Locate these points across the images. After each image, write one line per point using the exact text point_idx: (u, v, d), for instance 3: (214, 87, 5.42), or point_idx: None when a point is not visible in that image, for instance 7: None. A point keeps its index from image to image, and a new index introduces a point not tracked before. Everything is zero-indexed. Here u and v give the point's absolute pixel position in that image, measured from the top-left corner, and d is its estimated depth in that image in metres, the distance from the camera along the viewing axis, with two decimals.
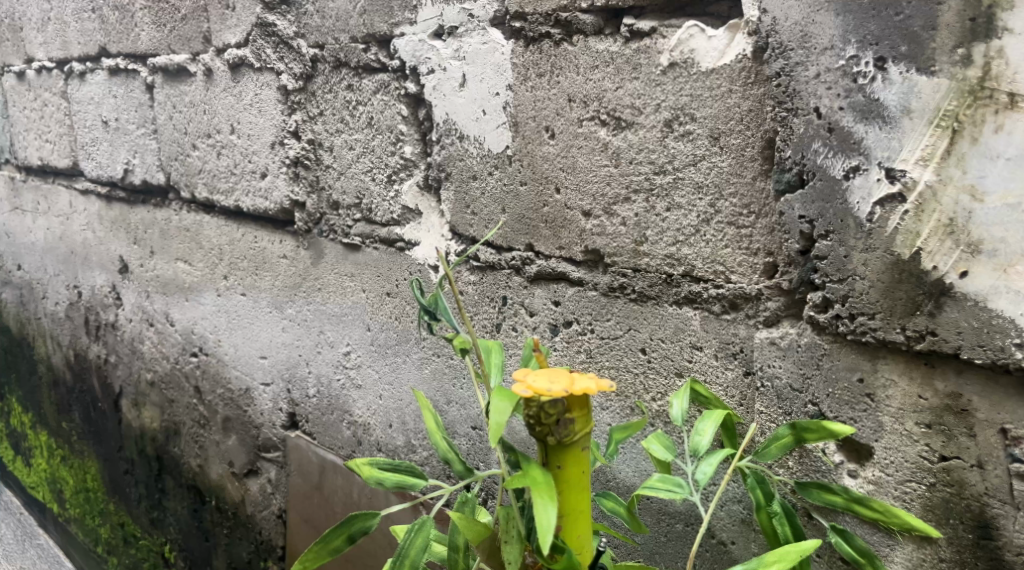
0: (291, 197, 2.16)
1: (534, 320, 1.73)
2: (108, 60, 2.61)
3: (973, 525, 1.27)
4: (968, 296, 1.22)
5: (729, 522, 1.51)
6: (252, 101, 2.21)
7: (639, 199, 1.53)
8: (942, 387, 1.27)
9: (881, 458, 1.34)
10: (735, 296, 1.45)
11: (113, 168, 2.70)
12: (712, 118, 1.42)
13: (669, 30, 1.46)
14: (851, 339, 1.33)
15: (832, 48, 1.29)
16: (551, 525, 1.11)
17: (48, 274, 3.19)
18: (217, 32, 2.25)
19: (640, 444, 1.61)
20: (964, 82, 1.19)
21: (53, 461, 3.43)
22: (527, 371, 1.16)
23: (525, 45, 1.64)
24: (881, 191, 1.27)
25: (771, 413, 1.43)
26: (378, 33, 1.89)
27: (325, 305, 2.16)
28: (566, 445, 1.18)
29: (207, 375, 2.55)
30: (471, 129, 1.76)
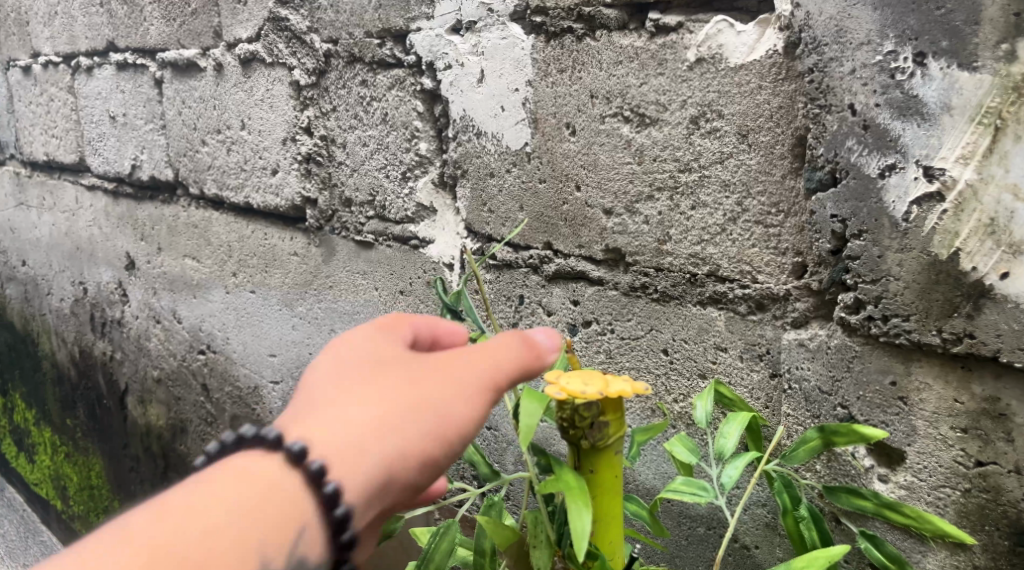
0: (303, 194, 2.13)
1: (552, 320, 1.71)
2: (116, 55, 2.57)
3: (1010, 532, 1.25)
4: (1009, 298, 1.20)
5: (753, 526, 1.49)
6: (263, 97, 2.16)
7: (663, 197, 1.51)
8: (979, 391, 1.25)
9: (914, 463, 1.32)
10: (762, 296, 1.43)
11: (121, 164, 2.67)
12: (740, 115, 1.40)
13: (696, 25, 1.42)
14: (883, 341, 1.31)
15: (869, 43, 1.26)
16: (586, 532, 1.11)
17: (53, 270, 3.16)
18: (228, 27, 2.20)
19: (662, 446, 1.59)
20: (1009, 78, 1.17)
21: (58, 458, 3.39)
22: (559, 372, 1.14)
23: (546, 40, 1.61)
24: (918, 190, 1.24)
25: (799, 415, 1.41)
26: (394, 28, 1.85)
27: (337, 303, 2.13)
28: (599, 449, 1.16)
29: (215, 372, 2.52)
30: (489, 126, 1.72)
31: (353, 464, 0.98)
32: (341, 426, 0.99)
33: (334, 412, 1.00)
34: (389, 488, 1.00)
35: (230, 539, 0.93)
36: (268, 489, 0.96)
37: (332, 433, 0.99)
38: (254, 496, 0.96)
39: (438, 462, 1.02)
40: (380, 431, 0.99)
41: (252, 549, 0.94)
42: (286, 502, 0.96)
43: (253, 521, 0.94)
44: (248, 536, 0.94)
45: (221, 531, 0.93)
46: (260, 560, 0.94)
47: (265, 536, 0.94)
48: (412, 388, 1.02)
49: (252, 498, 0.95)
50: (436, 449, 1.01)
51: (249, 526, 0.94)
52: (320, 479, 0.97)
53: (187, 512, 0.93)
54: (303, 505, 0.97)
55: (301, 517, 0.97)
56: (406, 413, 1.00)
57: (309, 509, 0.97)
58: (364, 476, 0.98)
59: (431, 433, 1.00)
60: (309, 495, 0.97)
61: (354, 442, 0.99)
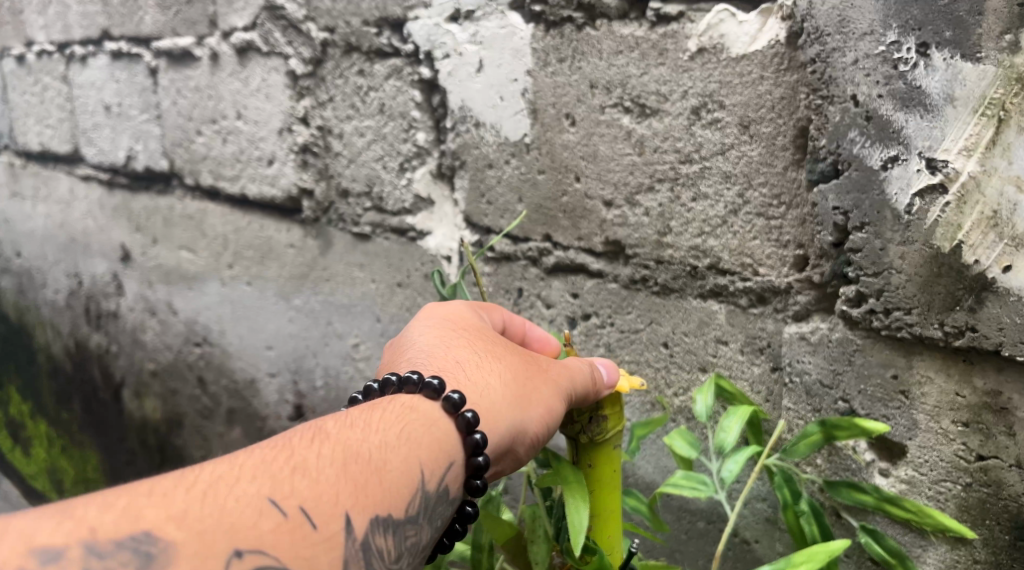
0: (299, 185, 2.11)
1: (551, 313, 1.70)
2: (111, 44, 2.54)
3: (1011, 526, 1.24)
4: (1011, 291, 1.19)
5: (753, 520, 1.48)
6: (259, 87, 2.14)
7: (663, 188, 1.49)
8: (981, 385, 1.24)
9: (915, 457, 1.31)
10: (763, 289, 1.42)
11: (116, 154, 2.64)
12: (741, 106, 1.38)
13: (698, 14, 1.41)
14: (885, 334, 1.30)
15: (872, 34, 1.25)
16: (584, 526, 1.16)
17: (48, 261, 3.14)
18: (223, 15, 2.16)
19: (661, 441, 1.58)
20: (1012, 69, 1.16)
21: (51, 452, 3.38)
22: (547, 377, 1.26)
23: (545, 30, 1.59)
24: (921, 182, 1.23)
25: (800, 409, 1.40)
26: (391, 17, 1.83)
27: (333, 296, 2.12)
28: (598, 443, 1.22)
29: (211, 365, 2.51)
30: (487, 116, 1.71)
31: (491, 427, 1.15)
32: (484, 394, 1.16)
33: (479, 381, 1.17)
34: (507, 452, 1.17)
35: (377, 469, 1.06)
36: (410, 429, 1.10)
37: (475, 395, 1.16)
38: (405, 431, 1.10)
39: (543, 438, 1.19)
40: (513, 408, 1.17)
41: (399, 476, 1.07)
42: (430, 441, 1.11)
43: (396, 454, 1.08)
44: (391, 467, 1.07)
45: (370, 461, 1.06)
46: (404, 486, 1.07)
47: (407, 468, 1.08)
48: (535, 377, 1.20)
49: (396, 435, 1.09)
50: (545, 434, 1.19)
51: (390, 459, 1.07)
52: (470, 426, 1.12)
53: (341, 443, 1.06)
54: (447, 448, 1.12)
55: (442, 457, 1.11)
56: (533, 394, 1.18)
57: (451, 453, 1.12)
58: (497, 436, 1.15)
59: (550, 413, 1.18)
60: (456, 440, 1.12)
61: (493, 408, 1.16)
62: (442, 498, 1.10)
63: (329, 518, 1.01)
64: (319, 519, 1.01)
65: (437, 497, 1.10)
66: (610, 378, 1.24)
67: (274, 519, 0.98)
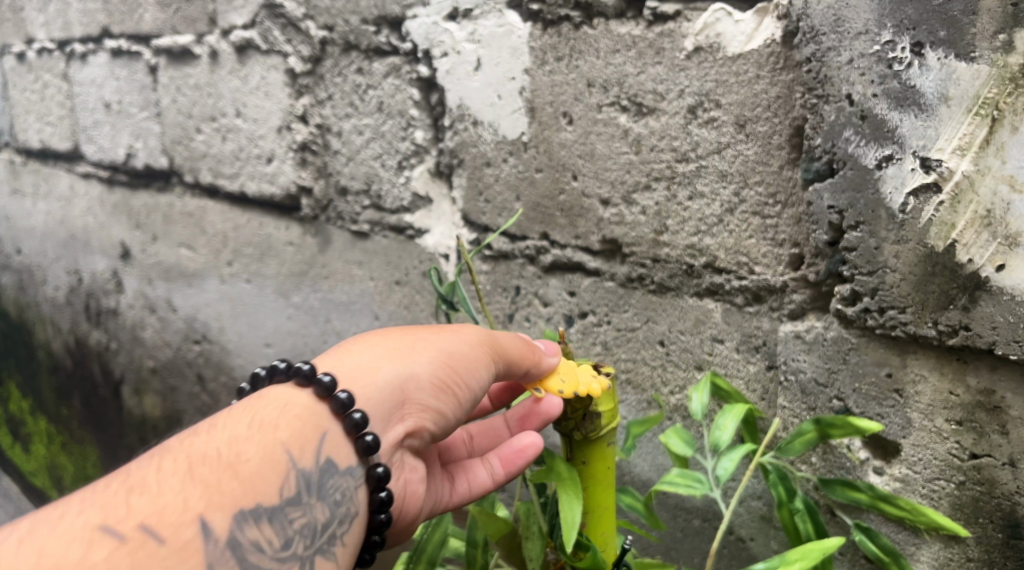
0: (298, 182, 2.11)
1: (548, 311, 1.70)
2: (111, 42, 2.54)
3: (1004, 524, 1.25)
4: (1005, 290, 1.19)
5: (748, 518, 1.48)
6: (259, 85, 2.14)
7: (660, 187, 1.50)
8: (975, 383, 1.24)
9: (909, 455, 1.31)
10: (759, 288, 1.42)
11: (116, 152, 2.65)
12: (738, 105, 1.38)
13: (694, 14, 1.41)
14: (879, 333, 1.30)
15: (867, 33, 1.25)
16: (576, 521, 1.17)
17: (48, 258, 3.14)
18: (223, 13, 2.17)
19: (656, 439, 1.58)
20: (1006, 69, 1.16)
21: (49, 448, 3.38)
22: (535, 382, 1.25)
23: (543, 28, 1.59)
24: (915, 181, 1.23)
25: (795, 408, 1.40)
26: (390, 15, 1.83)
27: (332, 293, 2.12)
28: (591, 441, 1.22)
29: (210, 362, 2.52)
30: (485, 115, 1.71)
31: (363, 386, 1.18)
32: (352, 360, 1.20)
33: (347, 351, 1.21)
34: (406, 410, 1.19)
35: (228, 464, 1.10)
36: (262, 416, 1.14)
37: (364, 359, 1.20)
38: (258, 421, 1.13)
39: (448, 388, 1.21)
40: (398, 361, 1.20)
41: (258, 465, 1.10)
42: (295, 419, 1.15)
43: (247, 444, 1.11)
44: (245, 458, 1.10)
45: (219, 459, 1.10)
46: (266, 474, 1.11)
47: (266, 455, 1.11)
48: (410, 335, 1.24)
49: (246, 424, 1.13)
50: (442, 379, 1.21)
51: (241, 451, 1.11)
52: (331, 390, 1.16)
53: (184, 451, 1.10)
54: (315, 422, 1.15)
55: (309, 434, 1.15)
56: (410, 349, 1.21)
57: (322, 426, 1.16)
58: (376, 394, 1.18)
59: (434, 358, 1.21)
60: (324, 412, 1.16)
61: (364, 370, 1.19)
62: (324, 473, 1.14)
63: (178, 527, 1.04)
64: (166, 532, 1.04)
65: (317, 475, 1.14)
66: (550, 351, 1.27)
67: (110, 546, 1.02)
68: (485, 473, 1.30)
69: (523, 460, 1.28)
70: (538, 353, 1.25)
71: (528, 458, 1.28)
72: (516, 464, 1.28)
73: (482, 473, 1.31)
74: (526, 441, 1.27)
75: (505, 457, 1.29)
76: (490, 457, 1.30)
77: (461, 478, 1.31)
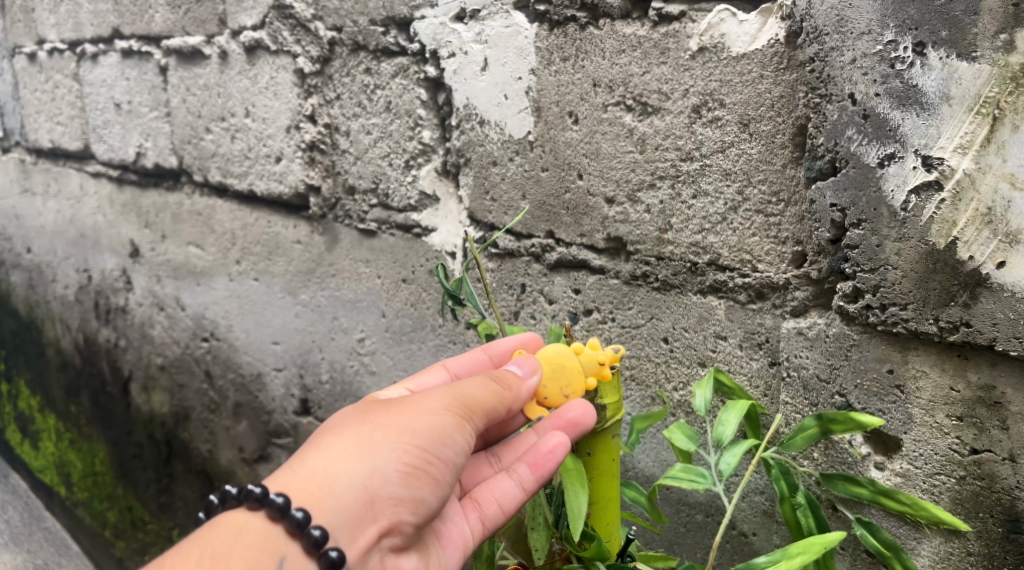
0: (306, 181, 2.13)
1: (553, 308, 1.72)
2: (122, 42, 2.57)
3: (1004, 519, 1.26)
4: (1005, 287, 1.21)
5: (751, 513, 1.50)
6: (268, 84, 2.16)
7: (664, 185, 1.51)
8: (975, 379, 1.26)
9: (910, 451, 1.33)
10: (762, 285, 1.44)
11: (126, 151, 2.68)
12: (741, 104, 1.40)
13: (699, 14, 1.43)
14: (881, 329, 1.32)
15: (870, 33, 1.27)
16: (582, 513, 1.19)
17: (58, 257, 3.17)
18: (233, 14, 2.19)
19: (660, 435, 1.60)
20: (1007, 68, 1.18)
21: (57, 445, 3.40)
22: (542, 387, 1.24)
23: (549, 29, 1.61)
24: (916, 179, 1.25)
25: (797, 404, 1.41)
26: (399, 16, 1.86)
27: (339, 291, 2.15)
28: (596, 433, 1.25)
29: (218, 359, 2.54)
30: (492, 114, 1.73)
31: (323, 495, 1.13)
32: (310, 464, 1.16)
33: (307, 454, 1.17)
34: (376, 511, 1.14)
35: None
36: (213, 548, 1.10)
37: (320, 461, 1.15)
38: (213, 548, 1.10)
39: (418, 473, 1.15)
40: (356, 457, 1.15)
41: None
42: (249, 548, 1.12)
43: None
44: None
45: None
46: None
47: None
48: (368, 423, 1.18)
49: (197, 558, 1.09)
50: (408, 468, 1.15)
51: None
52: (286, 510, 1.12)
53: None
54: (271, 546, 1.12)
55: (265, 562, 1.11)
56: (369, 440, 1.16)
57: (279, 549, 1.12)
58: (338, 500, 1.13)
59: (394, 445, 1.15)
60: (279, 532, 1.13)
61: (323, 477, 1.14)
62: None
63: None
64: None
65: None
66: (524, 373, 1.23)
67: None
68: (514, 485, 1.24)
69: (553, 462, 1.21)
70: (513, 379, 1.22)
71: (558, 458, 1.21)
72: (546, 467, 1.21)
73: (511, 485, 1.25)
74: (553, 442, 1.20)
75: (534, 463, 1.22)
76: (519, 468, 1.24)
77: (488, 500, 1.26)
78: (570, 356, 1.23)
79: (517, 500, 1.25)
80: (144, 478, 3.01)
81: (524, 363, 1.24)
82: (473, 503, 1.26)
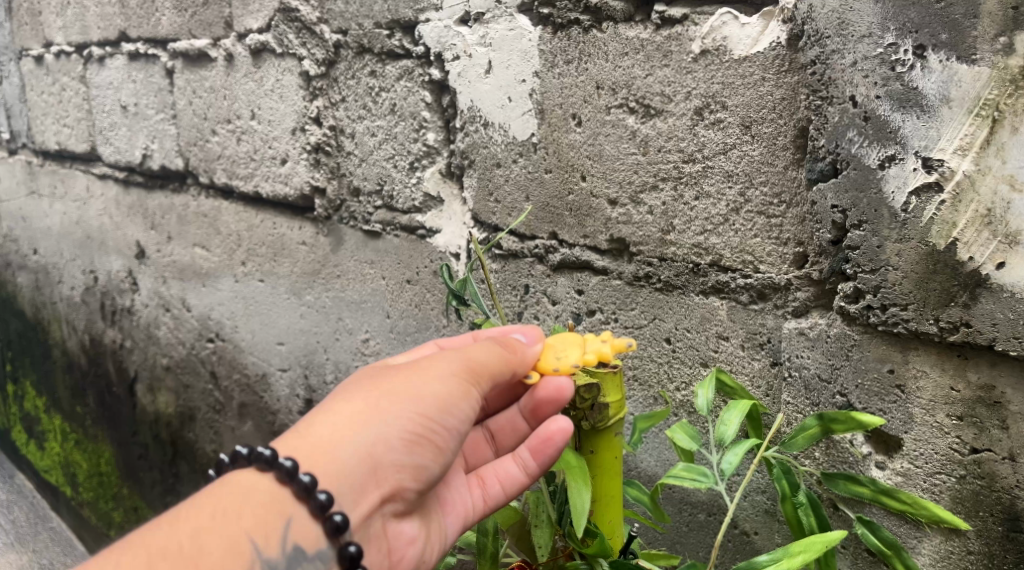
0: (312, 183, 2.15)
1: (556, 309, 1.73)
2: (128, 45, 2.59)
3: (1003, 518, 1.27)
4: (1004, 288, 1.22)
5: (753, 512, 1.51)
6: (274, 87, 2.18)
7: (667, 187, 1.53)
8: (975, 379, 1.27)
9: (910, 450, 1.34)
10: (764, 286, 1.45)
11: (132, 153, 2.69)
12: (743, 106, 1.41)
13: (701, 17, 1.44)
14: (882, 330, 1.33)
15: (870, 36, 1.28)
16: (585, 508, 1.20)
17: (64, 258, 3.19)
18: (239, 17, 2.21)
19: (662, 434, 1.61)
20: (1006, 71, 1.19)
21: (62, 446, 3.42)
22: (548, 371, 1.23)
23: (553, 32, 1.62)
24: (917, 181, 1.26)
25: (799, 403, 1.43)
26: (403, 19, 1.87)
27: (344, 292, 2.16)
28: (600, 430, 1.25)
29: (223, 360, 2.56)
30: (496, 117, 1.74)
31: (329, 460, 1.14)
32: (316, 430, 1.16)
33: (312, 421, 1.18)
34: (380, 477, 1.16)
35: (191, 556, 1.05)
36: (224, 505, 1.10)
37: (327, 426, 1.17)
38: (222, 506, 1.10)
39: (422, 440, 1.18)
40: (364, 423, 1.16)
41: (224, 555, 1.07)
42: (256, 509, 1.12)
43: (211, 537, 1.07)
44: (208, 550, 1.06)
45: (182, 551, 1.05)
46: (231, 563, 1.07)
47: (232, 545, 1.08)
48: (376, 388, 1.19)
49: (209, 514, 1.08)
50: (416, 435, 1.17)
51: (205, 542, 1.06)
52: (294, 474, 1.12)
53: (145, 544, 1.05)
54: (279, 508, 1.12)
55: (273, 521, 1.12)
56: (376, 407, 1.17)
57: (286, 511, 1.13)
58: (344, 465, 1.14)
59: (403, 413, 1.17)
60: (287, 495, 1.13)
61: (329, 442, 1.15)
62: (292, 560, 1.11)
63: None
64: None
65: (284, 562, 1.11)
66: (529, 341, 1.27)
67: None
68: (516, 467, 1.29)
69: (553, 447, 1.23)
70: (518, 344, 1.24)
71: (559, 444, 1.23)
72: (546, 453, 1.23)
73: (513, 467, 1.29)
74: (554, 427, 1.22)
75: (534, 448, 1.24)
76: (521, 452, 1.26)
77: (492, 478, 1.31)
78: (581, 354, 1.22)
79: (521, 483, 1.29)
80: (150, 478, 3.02)
81: (529, 333, 1.28)
82: (478, 481, 1.31)
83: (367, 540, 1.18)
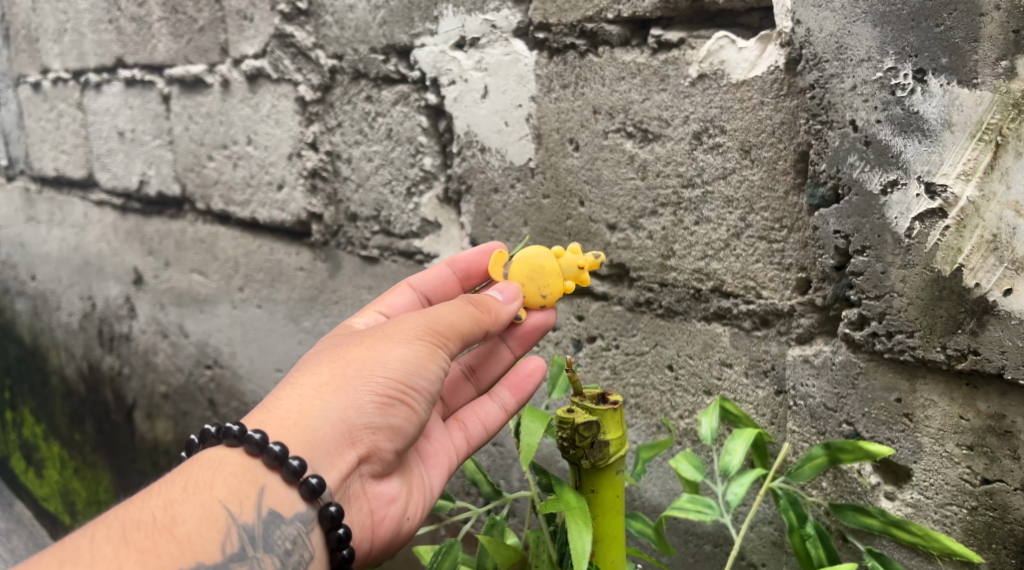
0: (308, 209, 2.13)
1: (556, 335, 1.71)
2: (125, 71, 2.56)
3: (1017, 551, 1.24)
4: (1013, 315, 1.19)
5: (760, 543, 1.48)
6: (270, 112, 2.16)
7: (666, 212, 1.50)
8: (985, 408, 1.24)
9: (920, 480, 1.31)
10: (767, 312, 1.43)
11: (128, 179, 2.67)
12: (742, 131, 1.39)
13: (698, 41, 1.42)
14: (888, 357, 1.31)
15: (869, 60, 1.26)
16: (585, 551, 1.17)
17: (62, 285, 3.17)
18: (235, 43, 2.19)
19: (666, 463, 1.58)
20: (1008, 95, 1.17)
21: (61, 474, 3.35)
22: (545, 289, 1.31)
23: (549, 57, 1.61)
24: (920, 207, 1.24)
25: (805, 433, 1.40)
26: (399, 44, 1.85)
27: (341, 319, 2.13)
28: (600, 468, 1.21)
29: (221, 387, 2.54)
30: (493, 141, 1.72)
31: (299, 430, 1.16)
32: (284, 404, 1.18)
33: (280, 393, 1.20)
34: (354, 440, 1.18)
35: (165, 527, 1.08)
36: (196, 478, 1.13)
37: (294, 397, 1.18)
38: (193, 481, 1.12)
39: (395, 402, 1.19)
40: (331, 391, 1.18)
41: (197, 524, 1.09)
42: (228, 479, 1.14)
43: (184, 507, 1.10)
44: (182, 519, 1.09)
45: (155, 522, 1.07)
46: (204, 532, 1.09)
47: (205, 514, 1.10)
48: (343, 358, 1.21)
49: (181, 487, 1.11)
50: (387, 399, 1.18)
51: (178, 513, 1.09)
52: (263, 445, 1.14)
53: (119, 518, 1.08)
54: (250, 477, 1.14)
55: (247, 490, 1.14)
56: (342, 375, 1.19)
57: (259, 479, 1.14)
58: (315, 433, 1.16)
59: (368, 378, 1.18)
60: (257, 465, 1.15)
61: (297, 413, 1.17)
62: (269, 526, 1.13)
63: None
64: None
65: (261, 528, 1.13)
66: (507, 296, 1.29)
67: None
68: (496, 407, 1.34)
69: (533, 383, 1.35)
70: (491, 304, 1.26)
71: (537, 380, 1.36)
72: (527, 388, 1.35)
73: (492, 407, 1.35)
74: (532, 365, 1.35)
75: (514, 385, 1.35)
76: (500, 390, 1.35)
77: (473, 420, 1.34)
78: (549, 259, 1.30)
79: (500, 422, 1.35)
80: None
81: (505, 290, 1.29)
82: (458, 424, 1.34)
83: (346, 501, 1.20)
